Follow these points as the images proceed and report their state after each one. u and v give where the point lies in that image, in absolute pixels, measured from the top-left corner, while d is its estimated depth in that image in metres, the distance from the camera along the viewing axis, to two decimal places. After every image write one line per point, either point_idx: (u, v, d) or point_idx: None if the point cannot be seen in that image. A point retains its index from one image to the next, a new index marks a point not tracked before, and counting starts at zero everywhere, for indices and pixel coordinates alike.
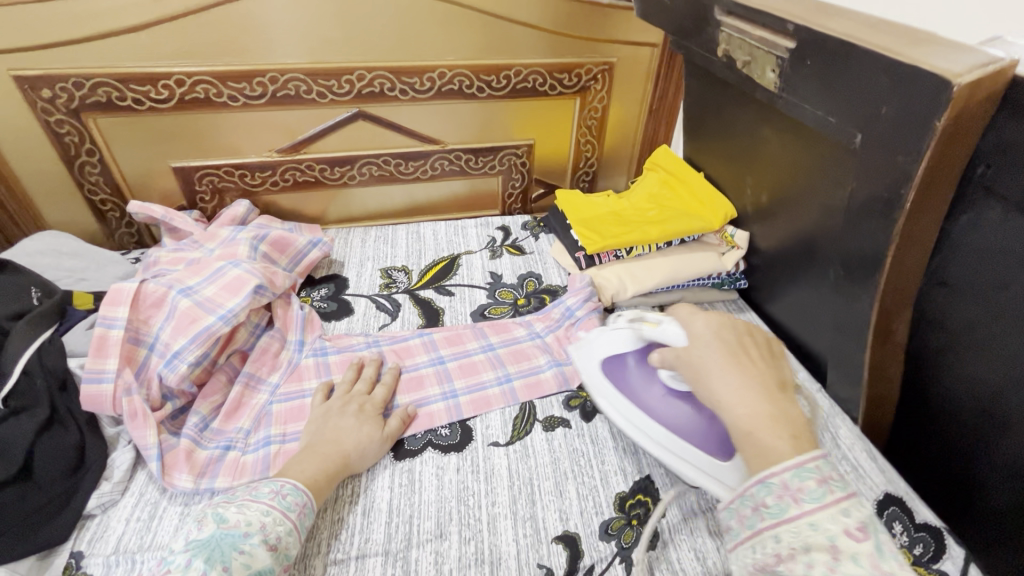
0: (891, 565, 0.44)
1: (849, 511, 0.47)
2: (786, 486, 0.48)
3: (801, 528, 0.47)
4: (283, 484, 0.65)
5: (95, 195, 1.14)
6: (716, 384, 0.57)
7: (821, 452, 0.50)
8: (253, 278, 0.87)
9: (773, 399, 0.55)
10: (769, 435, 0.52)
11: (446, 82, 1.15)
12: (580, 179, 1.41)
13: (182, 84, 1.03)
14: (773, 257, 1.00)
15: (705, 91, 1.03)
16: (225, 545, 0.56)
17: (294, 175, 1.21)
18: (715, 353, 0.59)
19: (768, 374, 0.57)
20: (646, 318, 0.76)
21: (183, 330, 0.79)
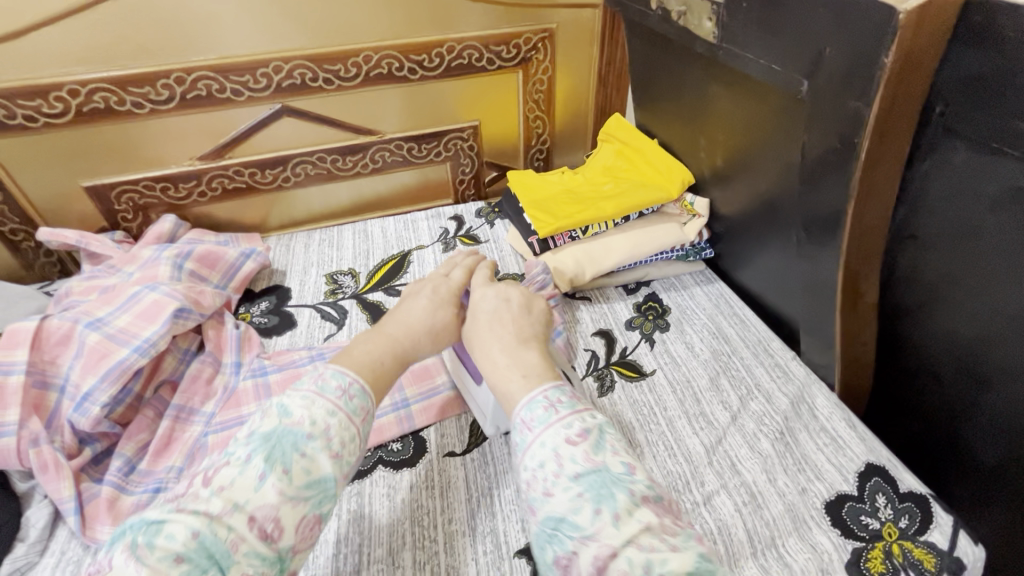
0: (604, 457, 0.53)
1: (571, 423, 0.56)
2: (522, 421, 0.58)
3: (536, 449, 0.55)
4: (351, 382, 0.61)
5: (4, 226, 1.04)
6: (477, 341, 0.70)
7: (554, 384, 0.61)
8: (172, 302, 0.80)
9: (510, 353, 0.66)
10: (504, 381, 0.63)
11: (373, 66, 1.06)
12: (534, 158, 1.33)
13: (77, 94, 0.93)
14: (736, 222, 0.94)
15: (648, 51, 0.95)
16: (287, 443, 0.53)
17: (222, 183, 1.12)
18: (482, 317, 0.73)
19: (518, 328, 0.70)
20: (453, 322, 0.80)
21: (94, 368, 0.72)
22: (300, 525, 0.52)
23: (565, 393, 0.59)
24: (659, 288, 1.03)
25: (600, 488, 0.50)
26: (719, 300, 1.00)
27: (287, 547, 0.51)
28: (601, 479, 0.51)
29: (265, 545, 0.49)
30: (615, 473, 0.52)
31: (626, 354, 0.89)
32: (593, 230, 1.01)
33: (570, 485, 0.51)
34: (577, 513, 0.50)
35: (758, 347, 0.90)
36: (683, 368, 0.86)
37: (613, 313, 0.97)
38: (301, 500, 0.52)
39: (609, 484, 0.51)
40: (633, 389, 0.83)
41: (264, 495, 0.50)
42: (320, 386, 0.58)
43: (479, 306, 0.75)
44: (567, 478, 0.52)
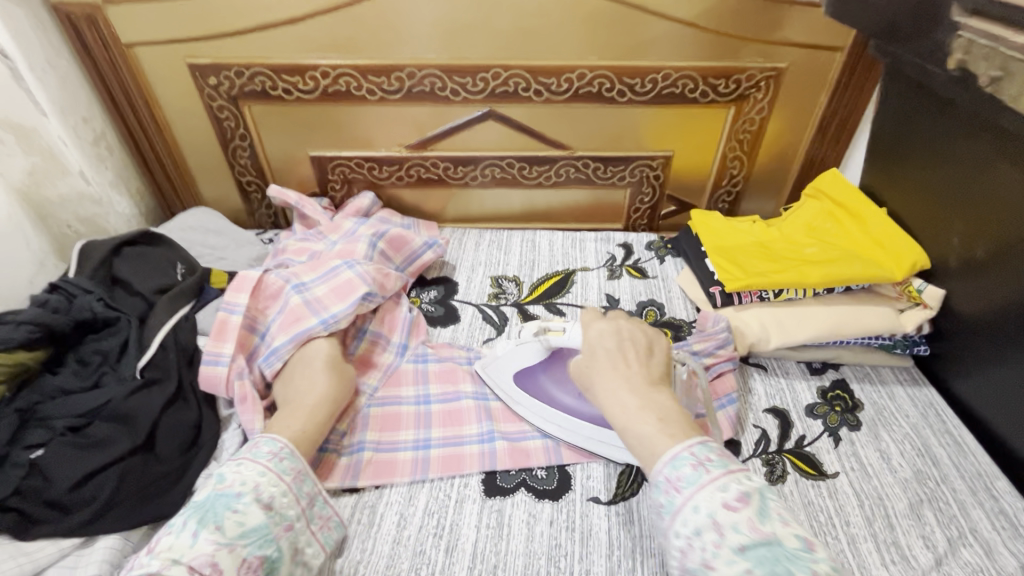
0: (771, 527, 0.51)
1: (727, 485, 0.53)
2: (667, 479, 0.55)
3: (688, 514, 0.52)
4: (283, 446, 0.63)
5: (243, 176, 1.21)
6: (598, 392, 0.64)
7: (699, 438, 0.57)
8: (363, 285, 0.86)
9: (641, 394, 0.61)
10: (634, 426, 0.59)
11: (585, 84, 1.06)
12: (720, 199, 1.24)
13: (327, 76, 1.05)
14: (979, 326, 0.79)
15: (911, 111, 0.84)
16: (219, 505, 0.56)
17: (419, 171, 1.20)
18: (601, 361, 0.65)
19: (645, 370, 0.65)
20: (550, 326, 0.73)
21: (286, 328, 0.80)
22: (243, 568, 0.54)
23: (714, 450, 0.56)
24: (851, 376, 0.89)
25: (769, 560, 0.49)
26: (927, 408, 0.85)
27: None
28: (772, 553, 0.49)
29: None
30: (787, 547, 0.49)
31: (803, 445, 0.79)
32: (787, 294, 0.91)
33: (734, 558, 0.49)
34: None
35: (977, 483, 0.74)
36: (874, 482, 0.74)
37: (792, 392, 0.86)
38: (238, 549, 0.54)
39: (784, 560, 0.48)
40: (809, 488, 0.73)
41: (199, 549, 0.53)
42: (250, 452, 0.61)
43: (597, 343, 0.67)
44: (729, 550, 0.50)
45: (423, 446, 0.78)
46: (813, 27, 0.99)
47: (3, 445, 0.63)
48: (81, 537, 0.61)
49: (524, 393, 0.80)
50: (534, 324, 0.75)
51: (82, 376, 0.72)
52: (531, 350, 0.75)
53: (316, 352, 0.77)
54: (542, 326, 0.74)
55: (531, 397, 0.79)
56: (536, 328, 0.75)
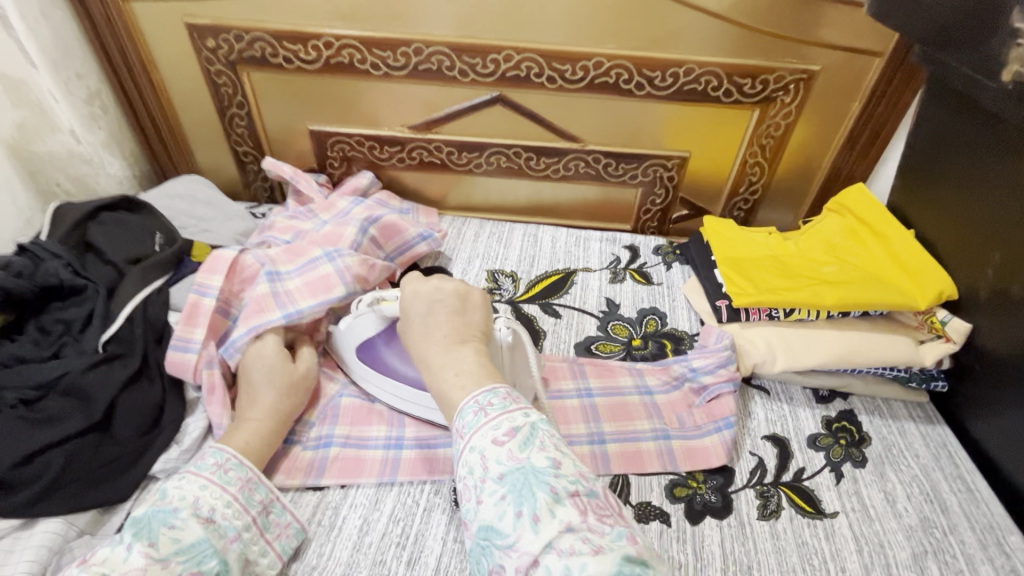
0: (529, 455, 0.49)
1: (499, 424, 0.52)
2: (461, 429, 0.54)
3: (466, 455, 0.51)
4: (229, 456, 0.62)
5: (239, 146, 1.17)
6: (417, 353, 0.64)
7: (489, 386, 0.56)
8: (339, 285, 0.78)
9: (444, 352, 0.61)
10: (437, 382, 0.59)
11: (601, 74, 0.99)
12: (736, 207, 1.18)
13: (330, 46, 0.99)
14: (1007, 369, 0.72)
15: (955, 129, 0.77)
16: (155, 520, 0.54)
17: (421, 154, 1.15)
18: (414, 320, 0.65)
19: (455, 327, 0.63)
20: (387, 298, 0.70)
21: (247, 319, 0.74)
22: None
23: (498, 394, 0.55)
24: (860, 407, 0.83)
25: (522, 486, 0.47)
26: (940, 450, 0.79)
27: None
28: (524, 477, 0.47)
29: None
30: (536, 468, 0.48)
31: (802, 479, 0.73)
32: (799, 315, 0.85)
33: (495, 487, 0.48)
34: (501, 519, 0.46)
35: (988, 536, 0.68)
36: (875, 527, 0.69)
37: (795, 420, 0.81)
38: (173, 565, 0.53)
39: (531, 483, 0.47)
40: (805, 527, 0.68)
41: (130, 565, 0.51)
42: (193, 465, 0.60)
43: (410, 303, 0.66)
44: (491, 481, 0.48)
45: (395, 445, 0.73)
46: (853, 28, 0.91)
47: None
48: (20, 519, 0.58)
49: (365, 365, 0.76)
50: (368, 294, 0.71)
51: (41, 346, 0.68)
52: (365, 321, 0.72)
53: (262, 356, 0.71)
54: (375, 295, 0.71)
55: (365, 365, 0.76)
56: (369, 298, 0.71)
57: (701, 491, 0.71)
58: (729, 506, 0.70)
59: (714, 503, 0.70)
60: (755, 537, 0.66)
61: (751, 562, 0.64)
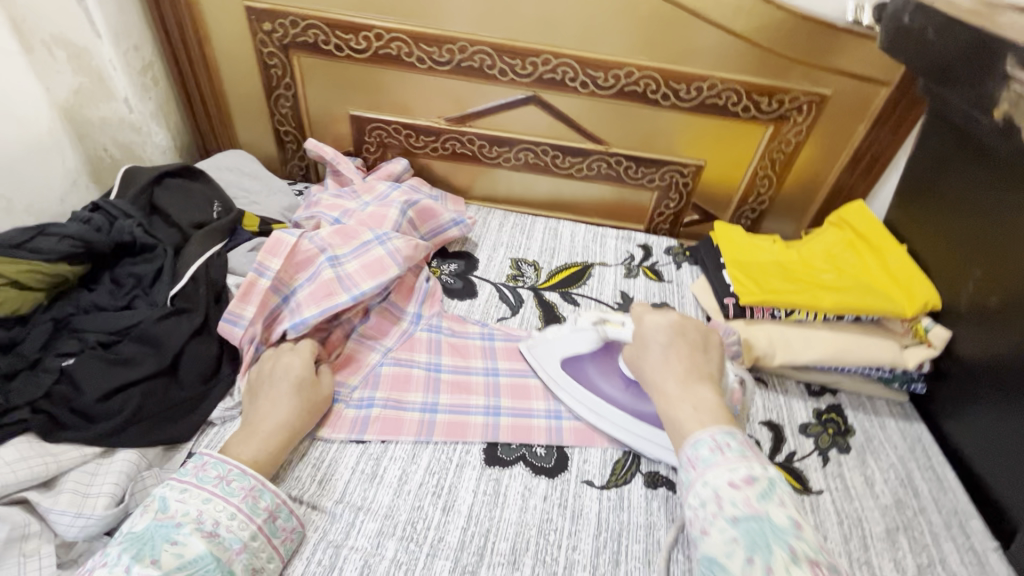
0: (768, 508, 0.54)
1: (737, 467, 0.57)
2: (689, 458, 0.59)
3: (698, 487, 0.57)
4: (231, 468, 0.63)
5: (281, 125, 1.23)
6: (648, 378, 0.70)
7: (724, 427, 0.61)
8: (393, 267, 0.88)
9: (681, 385, 0.66)
10: (673, 409, 0.65)
11: (630, 82, 1.07)
12: (743, 215, 1.26)
13: (380, 38, 1.06)
14: (980, 372, 0.82)
15: (948, 159, 0.86)
16: (158, 536, 0.56)
17: (454, 146, 1.22)
18: (655, 347, 0.71)
19: (695, 364, 0.68)
20: (610, 318, 0.78)
21: (318, 299, 0.82)
22: None
23: (736, 438, 0.60)
24: (847, 403, 0.92)
25: (757, 535, 0.52)
26: (915, 443, 0.88)
27: None
28: (760, 527, 0.52)
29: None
30: (777, 524, 0.52)
31: (793, 460, 0.82)
32: (799, 316, 0.94)
33: (727, 527, 0.54)
34: (729, 557, 0.52)
35: (953, 519, 0.77)
36: (855, 504, 0.77)
37: (789, 410, 0.89)
38: None
39: (769, 535, 0.52)
40: (794, 500, 0.76)
41: None
42: (194, 476, 0.61)
43: (650, 334, 0.72)
44: (723, 520, 0.54)
45: (430, 409, 0.80)
46: (864, 58, 1.00)
47: (36, 351, 0.65)
48: (103, 447, 0.64)
49: (568, 378, 0.83)
50: (592, 313, 0.79)
51: (115, 296, 0.75)
52: (585, 338, 0.79)
53: (289, 365, 0.75)
54: (600, 316, 0.79)
55: (577, 383, 0.82)
56: (593, 318, 0.79)
57: None
58: None
59: None
60: None
61: None
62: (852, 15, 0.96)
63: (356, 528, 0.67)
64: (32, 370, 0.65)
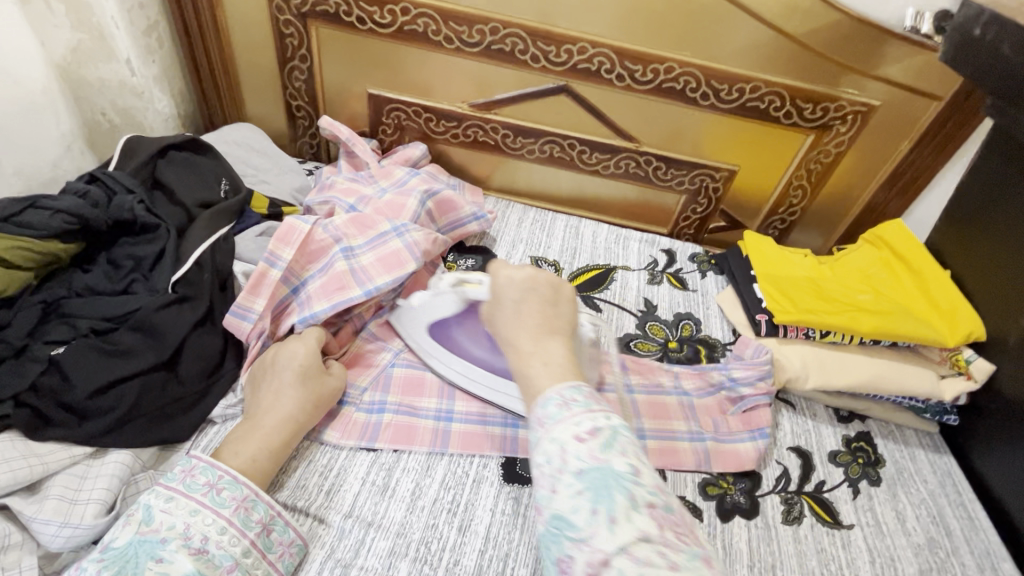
0: (611, 458, 0.45)
1: (581, 420, 0.47)
2: (540, 421, 0.49)
3: (544, 445, 0.47)
4: (222, 474, 0.58)
5: (293, 99, 1.16)
6: (502, 337, 0.61)
7: (572, 382, 0.52)
8: (411, 261, 0.81)
9: (534, 343, 0.57)
10: (524, 368, 0.55)
11: (669, 79, 1.01)
12: (772, 225, 1.22)
13: (407, 13, 0.99)
14: (1023, 410, 0.78)
15: (1011, 184, 0.82)
16: (141, 552, 0.51)
17: (476, 133, 1.15)
18: (506, 303, 0.61)
19: (545, 317, 0.59)
20: (468, 279, 0.69)
21: (329, 293, 0.76)
22: None
23: (583, 391, 0.50)
24: (876, 431, 0.88)
25: (601, 486, 0.43)
26: (946, 477, 0.84)
27: None
28: (603, 478, 0.43)
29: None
30: (616, 471, 0.44)
31: (822, 490, 0.78)
32: (833, 337, 0.90)
33: (573, 482, 0.44)
34: (574, 513, 0.43)
35: (985, 561, 0.74)
36: (886, 541, 0.74)
37: (818, 436, 0.85)
38: None
39: (612, 486, 0.43)
40: (824, 535, 0.73)
41: None
42: (182, 484, 0.56)
43: (504, 290, 0.62)
44: (568, 475, 0.44)
45: (445, 417, 0.75)
46: (918, 69, 0.94)
47: (23, 338, 0.59)
48: (94, 447, 0.58)
49: (437, 345, 0.78)
50: (450, 275, 0.71)
51: (113, 279, 0.68)
52: (447, 302, 0.72)
53: (294, 354, 0.68)
54: (457, 277, 0.70)
55: (442, 347, 0.77)
56: (452, 280, 0.71)
57: (730, 491, 0.76)
58: (756, 508, 0.74)
59: (742, 504, 0.74)
60: (780, 539, 0.71)
61: (775, 561, 0.69)
62: (911, 22, 0.90)
63: (366, 546, 0.62)
64: (18, 359, 0.59)
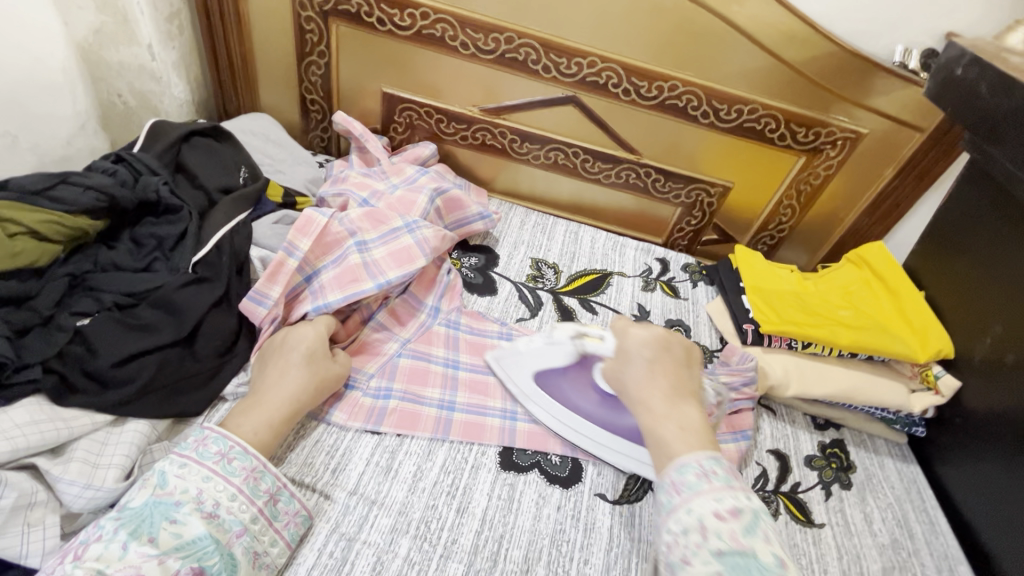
0: (752, 542, 0.54)
1: (724, 497, 0.57)
2: (672, 481, 0.60)
3: (681, 514, 0.57)
4: (233, 444, 0.60)
5: (308, 93, 1.19)
6: (633, 394, 0.70)
7: (710, 453, 0.62)
8: (420, 257, 0.85)
9: (669, 403, 0.68)
10: (660, 426, 0.66)
11: (673, 96, 1.06)
12: (761, 241, 1.27)
13: (426, 18, 1.03)
14: (985, 424, 0.85)
15: (982, 214, 0.89)
16: (156, 514, 0.53)
17: (484, 136, 1.19)
18: (673, 379, 0.72)
19: (680, 381, 0.72)
20: (589, 332, 0.75)
21: (342, 285, 0.79)
22: None
23: (722, 466, 0.61)
24: (850, 439, 0.94)
25: (742, 567, 0.52)
26: (911, 485, 0.90)
27: None
28: (746, 562, 0.53)
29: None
30: (761, 559, 0.53)
31: (798, 491, 0.83)
32: (814, 349, 0.95)
33: (711, 560, 0.54)
34: None
35: (943, 563, 0.80)
36: (854, 540, 0.79)
37: (795, 440, 0.90)
38: (171, 562, 0.51)
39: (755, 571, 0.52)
40: (798, 532, 0.78)
41: (127, 564, 0.50)
42: (195, 452, 0.58)
43: (635, 347, 0.73)
44: (708, 552, 0.54)
45: (448, 406, 0.79)
46: (904, 102, 1.00)
47: (50, 308, 0.62)
48: (114, 415, 0.61)
49: (540, 390, 0.79)
50: (571, 327, 0.76)
51: (135, 256, 0.71)
52: (561, 351, 0.76)
53: (302, 337, 0.72)
54: (578, 329, 0.75)
55: (546, 394, 0.79)
56: (571, 331, 0.76)
57: None
58: None
59: None
60: None
61: None
62: (900, 58, 0.97)
63: (369, 522, 0.65)
64: (45, 328, 0.61)
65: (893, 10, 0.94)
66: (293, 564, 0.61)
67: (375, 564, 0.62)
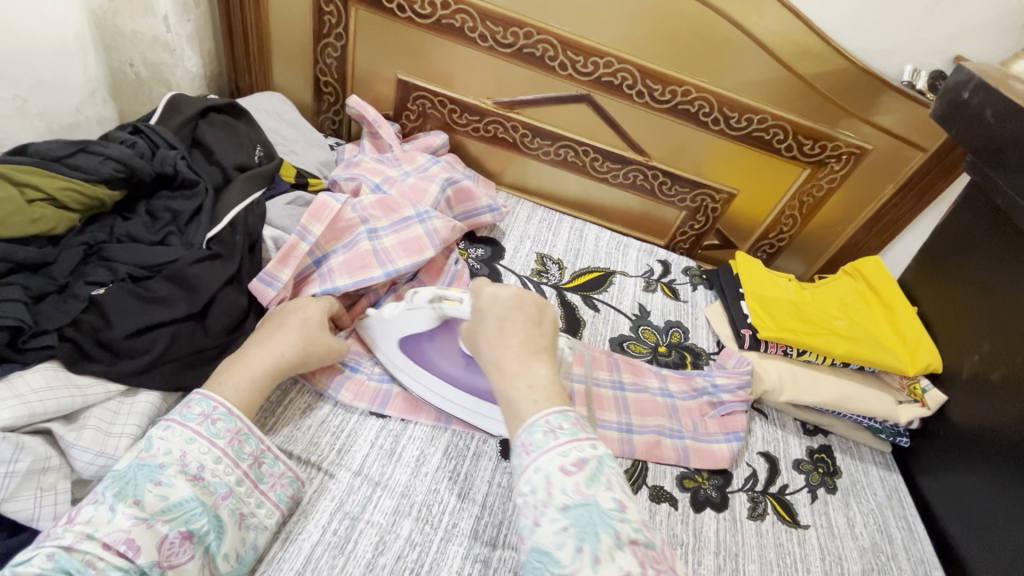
0: (594, 491, 0.54)
1: (568, 451, 0.56)
2: (523, 444, 0.58)
3: (530, 474, 0.55)
4: (216, 405, 0.60)
5: (323, 75, 1.19)
6: (486, 353, 0.66)
7: (558, 409, 0.60)
8: (430, 247, 0.86)
9: (520, 361, 0.64)
10: (509, 388, 0.62)
11: (686, 101, 1.08)
12: (761, 249, 1.30)
13: (446, 7, 1.03)
14: (968, 437, 0.88)
15: (979, 235, 0.92)
16: (141, 476, 0.54)
17: (495, 129, 1.20)
18: (490, 319, 0.66)
19: (528, 335, 0.66)
20: (448, 295, 0.69)
21: (352, 271, 0.80)
22: (164, 545, 0.52)
23: (569, 419, 0.59)
24: (837, 446, 0.96)
25: (587, 522, 0.52)
26: (893, 493, 0.93)
27: (149, 564, 0.50)
28: (587, 513, 0.52)
29: (121, 562, 0.49)
30: (602, 508, 0.53)
31: (785, 493, 0.86)
32: (808, 357, 0.98)
33: (558, 516, 0.52)
34: (559, 547, 0.51)
35: (919, 567, 0.83)
36: (837, 542, 0.82)
37: (785, 444, 0.93)
38: (158, 525, 0.52)
39: (596, 521, 0.52)
40: (784, 532, 0.81)
41: (115, 526, 0.51)
42: (178, 414, 0.58)
43: (489, 306, 0.66)
44: (554, 508, 0.53)
45: None
46: (910, 121, 1.03)
47: (66, 276, 0.62)
48: (127, 385, 0.62)
49: (409, 361, 0.76)
50: (427, 291, 0.69)
51: (151, 229, 0.72)
52: (420, 317, 0.70)
53: (308, 306, 0.72)
54: (437, 293, 0.69)
55: (411, 359, 0.76)
56: (430, 294, 0.69)
57: (704, 486, 0.83)
58: (725, 503, 0.82)
59: (714, 499, 0.82)
60: (744, 531, 0.79)
61: (738, 551, 0.77)
62: (909, 76, 1.00)
63: (373, 502, 0.67)
64: (61, 295, 0.62)
65: (906, 31, 0.97)
66: (297, 537, 0.62)
67: (378, 543, 0.63)
